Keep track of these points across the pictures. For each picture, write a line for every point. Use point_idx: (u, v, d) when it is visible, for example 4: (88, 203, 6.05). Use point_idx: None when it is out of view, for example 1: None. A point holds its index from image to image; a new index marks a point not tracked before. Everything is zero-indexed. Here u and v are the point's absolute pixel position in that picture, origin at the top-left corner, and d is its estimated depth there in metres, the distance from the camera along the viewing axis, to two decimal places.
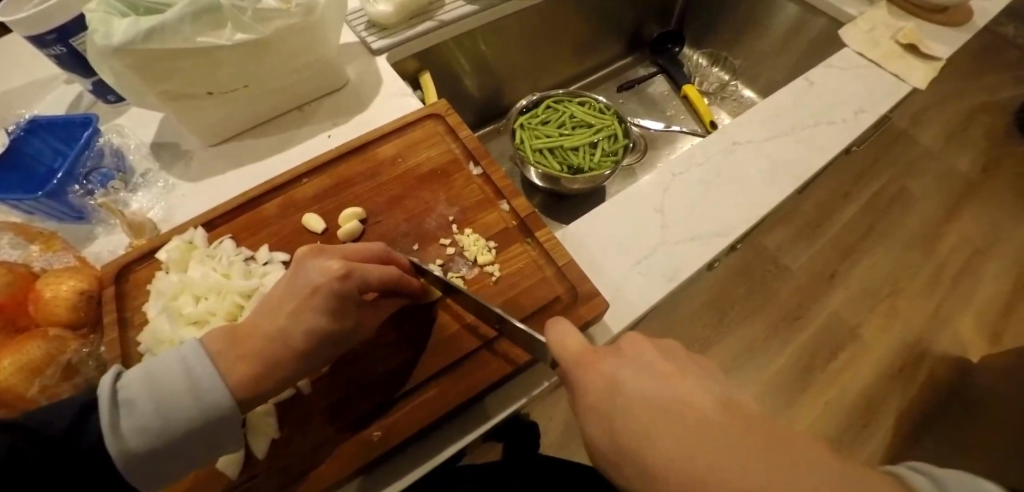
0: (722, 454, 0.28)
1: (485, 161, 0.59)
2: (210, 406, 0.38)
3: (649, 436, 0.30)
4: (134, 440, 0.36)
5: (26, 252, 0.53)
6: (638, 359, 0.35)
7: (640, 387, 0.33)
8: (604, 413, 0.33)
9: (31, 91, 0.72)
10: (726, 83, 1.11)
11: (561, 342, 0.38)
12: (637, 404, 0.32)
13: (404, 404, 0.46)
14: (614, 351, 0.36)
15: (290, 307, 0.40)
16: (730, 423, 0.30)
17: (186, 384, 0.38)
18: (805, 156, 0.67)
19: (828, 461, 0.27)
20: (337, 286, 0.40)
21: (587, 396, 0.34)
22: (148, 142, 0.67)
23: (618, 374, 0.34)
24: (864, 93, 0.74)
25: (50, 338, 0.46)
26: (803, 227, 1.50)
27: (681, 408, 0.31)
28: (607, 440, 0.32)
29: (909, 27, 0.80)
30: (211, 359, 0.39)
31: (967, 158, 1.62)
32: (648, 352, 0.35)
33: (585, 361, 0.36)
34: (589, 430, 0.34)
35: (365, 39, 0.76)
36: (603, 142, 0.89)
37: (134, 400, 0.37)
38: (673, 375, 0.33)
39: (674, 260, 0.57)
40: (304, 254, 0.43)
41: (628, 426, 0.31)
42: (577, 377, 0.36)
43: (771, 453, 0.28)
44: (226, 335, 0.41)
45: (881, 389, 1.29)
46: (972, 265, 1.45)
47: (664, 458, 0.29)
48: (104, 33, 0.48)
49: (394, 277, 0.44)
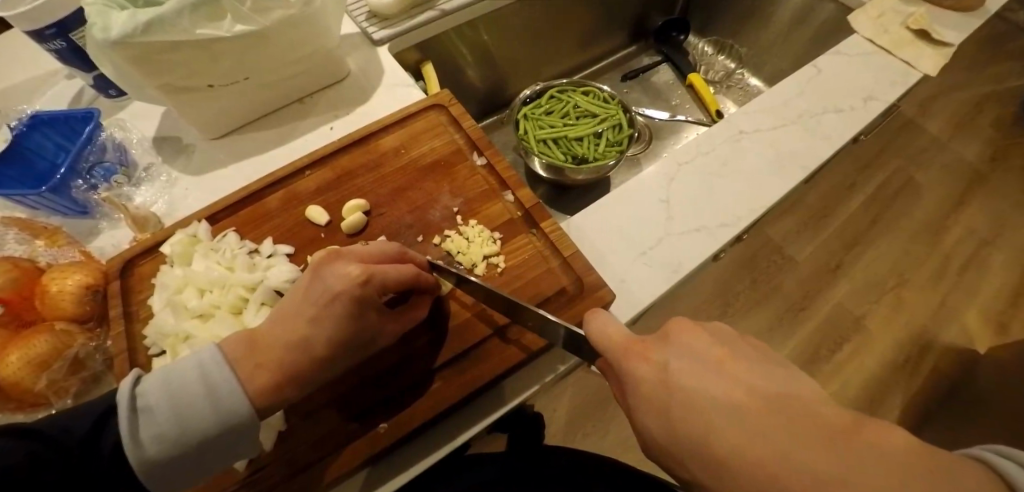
0: (802, 443, 0.27)
1: (489, 151, 0.58)
2: (228, 410, 0.37)
3: (715, 427, 0.29)
4: (152, 447, 0.36)
5: (30, 246, 0.53)
6: (688, 346, 0.34)
7: (695, 376, 0.32)
8: (654, 407, 0.32)
9: (33, 86, 0.72)
10: (732, 72, 1.10)
11: (603, 335, 0.37)
12: (694, 394, 0.31)
13: (410, 396, 0.46)
14: (662, 340, 0.35)
15: (310, 313, 0.40)
16: (804, 413, 0.29)
17: (203, 391, 0.37)
18: (812, 145, 0.66)
19: (912, 454, 0.26)
20: (358, 291, 0.40)
21: (638, 389, 0.34)
22: (150, 136, 0.66)
23: (672, 363, 0.33)
24: (874, 81, 0.73)
25: (57, 332, 0.46)
26: (809, 217, 1.49)
27: (748, 397, 0.30)
28: (660, 430, 0.32)
29: (920, 12, 0.78)
30: (230, 367, 0.39)
31: (975, 146, 1.60)
32: (699, 339, 0.34)
33: (631, 352, 0.35)
34: (644, 425, 0.33)
35: (366, 29, 0.75)
36: (607, 132, 0.89)
37: (153, 407, 0.37)
38: (729, 362, 0.33)
39: (680, 252, 0.56)
40: (319, 260, 0.42)
41: (687, 418, 0.31)
42: (625, 369, 0.35)
43: (848, 449, 0.26)
44: (245, 340, 0.40)
45: (886, 380, 1.28)
46: (980, 255, 1.44)
47: (736, 450, 0.28)
48: (102, 27, 0.48)
49: (411, 276, 0.44)
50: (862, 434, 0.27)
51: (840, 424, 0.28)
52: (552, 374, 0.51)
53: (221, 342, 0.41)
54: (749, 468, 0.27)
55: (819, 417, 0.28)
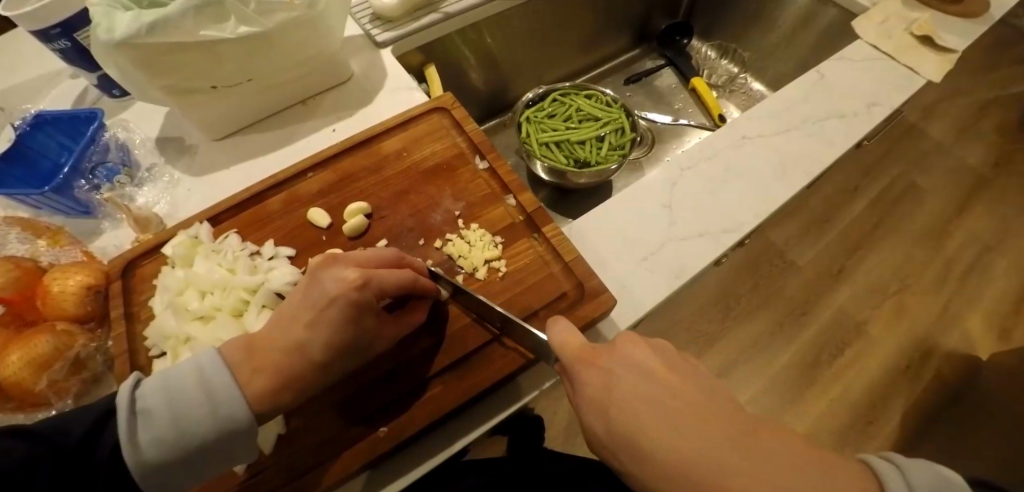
0: (723, 451, 0.30)
1: (491, 155, 0.58)
2: (227, 414, 0.37)
3: (651, 433, 0.31)
4: (150, 450, 0.36)
5: (32, 246, 0.53)
6: (633, 356, 0.35)
7: (638, 387, 0.33)
8: (598, 410, 0.34)
9: (37, 85, 0.72)
10: (735, 76, 1.09)
11: (561, 342, 0.38)
12: (634, 401, 0.33)
13: (410, 400, 0.46)
14: (610, 348, 0.36)
15: (306, 318, 0.40)
16: (728, 425, 0.31)
17: (202, 394, 0.37)
18: (815, 151, 0.66)
19: (800, 454, 0.30)
20: (355, 296, 0.40)
21: (586, 394, 0.35)
22: (153, 136, 0.66)
23: (618, 372, 0.34)
24: (878, 87, 0.73)
25: (59, 332, 0.46)
26: (811, 222, 1.48)
27: (681, 408, 0.32)
28: (602, 430, 0.34)
29: (924, 18, 0.78)
30: (229, 372, 0.39)
31: (979, 151, 1.60)
32: (643, 350, 0.36)
33: (583, 360, 0.36)
34: (589, 425, 0.35)
35: (370, 31, 0.75)
36: (610, 136, 0.88)
37: (151, 410, 0.37)
38: (668, 374, 0.34)
39: (681, 257, 0.56)
40: (317, 264, 0.42)
41: (626, 423, 0.32)
42: (576, 375, 0.36)
43: (758, 454, 0.30)
44: (243, 345, 0.40)
45: (888, 385, 1.28)
46: (983, 261, 1.43)
47: (663, 454, 0.31)
48: (106, 28, 0.48)
49: (410, 281, 0.44)
50: (771, 444, 0.30)
51: (754, 431, 0.31)
52: (551, 381, 0.51)
53: (220, 346, 0.41)
54: (675, 471, 0.30)
55: (739, 428, 0.31)
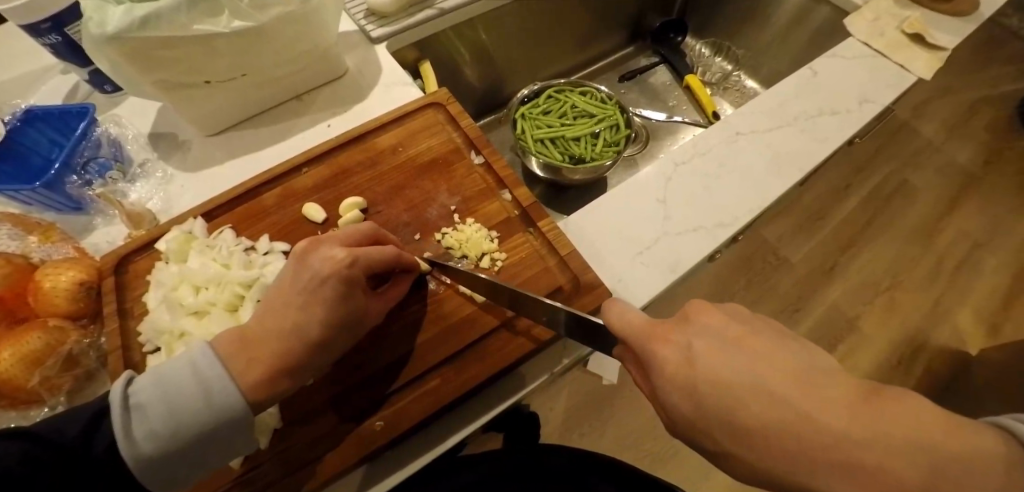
0: (836, 418, 0.27)
1: (487, 150, 0.58)
2: (222, 406, 0.37)
3: (748, 404, 0.29)
4: (146, 444, 0.36)
5: (24, 242, 0.52)
6: (709, 327, 0.33)
7: (721, 357, 0.31)
8: (679, 388, 0.32)
9: (27, 81, 0.72)
10: (729, 74, 1.10)
11: (623, 322, 0.37)
12: (721, 372, 0.31)
13: (408, 392, 0.46)
14: (681, 322, 0.34)
15: (300, 300, 0.40)
16: (833, 388, 0.29)
17: (195, 387, 0.37)
18: (807, 147, 0.66)
19: (927, 414, 0.28)
20: (345, 273, 0.40)
21: (662, 371, 0.33)
22: (146, 132, 0.66)
23: (695, 344, 0.32)
24: (869, 83, 0.73)
25: (50, 329, 0.45)
26: (804, 219, 1.50)
27: (778, 374, 0.30)
28: (687, 408, 0.31)
29: (915, 16, 0.79)
30: (222, 363, 0.38)
31: (968, 149, 1.62)
32: (715, 318, 0.34)
33: (653, 338, 0.34)
34: (668, 404, 0.33)
35: (364, 27, 0.75)
36: (605, 132, 0.89)
37: (145, 405, 0.37)
38: (752, 341, 0.32)
39: (675, 252, 0.57)
40: (303, 247, 0.42)
41: (717, 396, 0.30)
42: (649, 351, 0.34)
43: (878, 416, 0.27)
44: (237, 338, 0.40)
45: (880, 379, 1.29)
46: (973, 257, 1.45)
47: (768, 426, 0.29)
48: (99, 21, 0.47)
49: (394, 257, 0.45)
50: (886, 403, 0.28)
51: (865, 391, 0.29)
52: (548, 373, 0.51)
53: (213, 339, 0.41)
54: (783, 444, 0.28)
55: (846, 391, 0.29)
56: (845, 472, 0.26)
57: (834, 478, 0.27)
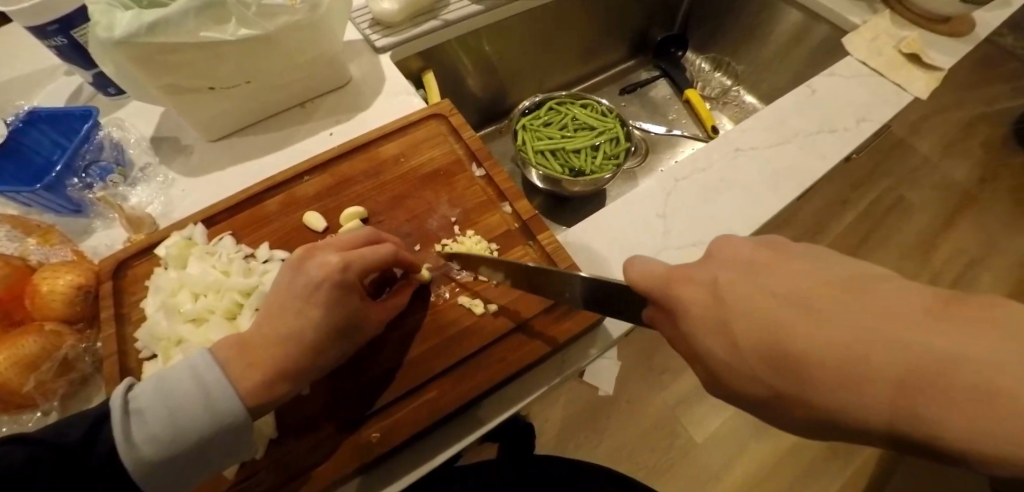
0: (885, 326, 0.23)
1: (488, 162, 0.59)
2: (220, 410, 0.37)
3: (790, 325, 0.26)
4: (147, 447, 0.36)
5: (22, 244, 0.52)
6: (732, 258, 0.31)
7: (752, 281, 0.28)
8: (709, 327, 0.29)
9: (30, 82, 0.72)
10: (728, 89, 1.11)
11: (643, 270, 0.34)
12: (750, 299, 0.28)
13: (402, 404, 0.46)
14: (705, 261, 0.32)
15: (296, 304, 0.40)
16: (887, 296, 0.25)
17: (194, 392, 0.37)
18: (806, 164, 0.67)
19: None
20: (342, 276, 0.41)
21: (689, 313, 0.31)
22: (148, 136, 0.66)
23: (720, 278, 0.30)
24: (867, 102, 0.74)
25: (46, 333, 0.45)
26: (801, 234, 1.51)
27: (816, 292, 0.26)
28: (720, 347, 0.29)
29: (912, 36, 0.80)
30: (219, 367, 0.38)
31: (964, 166, 1.63)
32: (744, 249, 0.31)
33: (675, 280, 0.32)
34: (702, 346, 0.30)
35: (369, 37, 0.76)
36: (605, 145, 0.89)
37: (144, 409, 0.37)
38: (785, 262, 0.29)
39: (676, 266, 0.57)
40: (299, 255, 0.43)
41: (753, 321, 0.27)
42: (671, 296, 0.32)
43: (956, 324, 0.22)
44: (236, 342, 0.40)
45: None
46: (967, 274, 1.46)
47: (808, 352, 0.25)
48: (106, 26, 0.48)
49: (391, 255, 0.44)
50: (959, 308, 0.23)
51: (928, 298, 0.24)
52: (546, 386, 0.51)
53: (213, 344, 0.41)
54: (827, 365, 0.24)
55: (907, 295, 0.24)
56: (919, 381, 0.22)
57: (906, 395, 0.22)
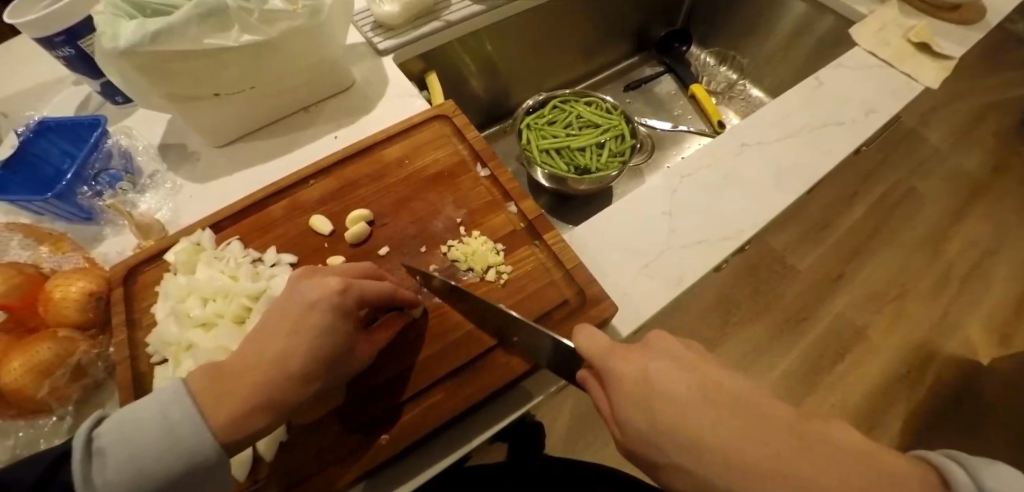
0: (764, 440, 0.28)
1: (492, 163, 0.59)
2: (191, 450, 0.36)
3: (694, 418, 0.30)
4: (107, 491, 0.35)
5: (35, 252, 0.53)
6: (666, 350, 0.35)
7: (674, 375, 0.32)
8: (632, 403, 0.32)
9: (39, 92, 0.73)
10: (734, 83, 1.10)
11: (587, 340, 0.38)
12: (671, 389, 0.31)
13: (410, 409, 0.46)
14: (641, 345, 0.36)
15: (286, 327, 0.39)
16: (773, 411, 0.29)
17: (163, 431, 0.36)
18: (813, 158, 0.66)
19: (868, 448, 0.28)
20: (337, 300, 0.40)
21: (616, 385, 0.34)
22: (156, 143, 0.67)
23: (652, 363, 0.33)
24: (876, 93, 0.73)
25: (59, 339, 0.46)
26: (810, 228, 1.49)
27: (722, 396, 0.30)
28: (638, 423, 0.32)
29: (921, 25, 0.79)
30: (190, 402, 0.37)
31: (976, 156, 1.61)
32: (674, 345, 0.35)
33: (614, 354, 0.36)
34: (619, 414, 0.33)
35: (372, 39, 0.76)
36: (610, 142, 0.89)
37: (107, 449, 0.36)
38: (708, 367, 0.33)
39: (681, 265, 0.57)
40: (298, 275, 0.43)
41: (666, 407, 0.31)
42: (608, 367, 0.35)
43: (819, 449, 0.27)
44: (211, 375, 0.39)
45: (888, 390, 1.28)
46: (981, 266, 1.44)
47: (705, 442, 0.29)
48: (111, 36, 0.48)
49: (389, 290, 0.45)
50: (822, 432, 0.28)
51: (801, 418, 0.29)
52: (550, 389, 0.51)
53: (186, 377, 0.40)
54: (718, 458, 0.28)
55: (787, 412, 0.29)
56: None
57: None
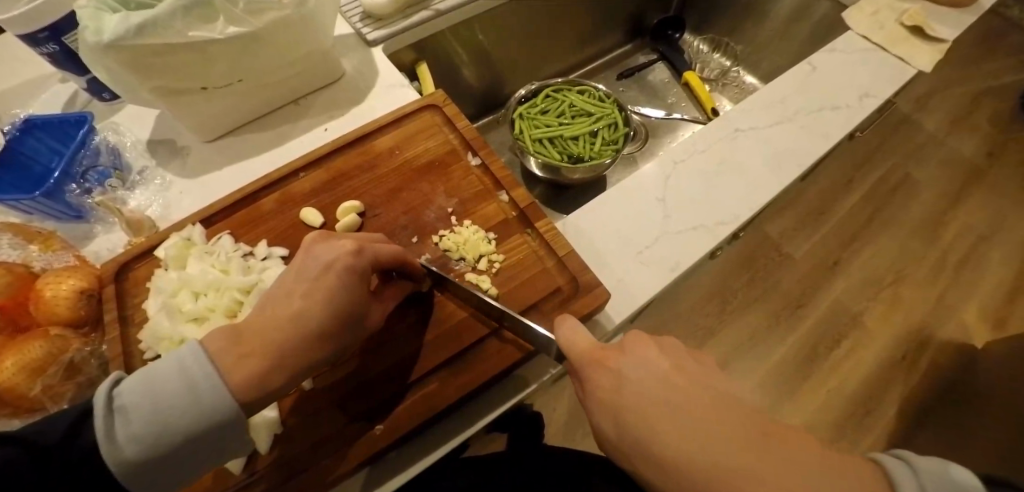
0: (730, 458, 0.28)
1: (484, 151, 0.58)
2: (210, 408, 0.36)
3: (661, 434, 0.30)
4: (130, 447, 0.35)
5: (25, 252, 0.53)
6: (643, 358, 0.34)
7: (649, 390, 0.32)
8: (608, 412, 0.33)
9: (26, 90, 0.72)
10: (728, 69, 1.09)
11: (568, 341, 0.37)
12: (647, 403, 0.31)
13: (404, 397, 0.46)
14: (618, 348, 0.35)
15: (303, 288, 0.39)
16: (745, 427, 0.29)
17: (183, 387, 0.36)
18: (807, 143, 0.66)
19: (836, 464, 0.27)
20: (351, 261, 0.40)
21: (595, 396, 0.34)
22: (145, 139, 0.66)
23: (628, 372, 0.33)
24: (869, 77, 0.73)
25: (52, 338, 0.46)
26: (806, 215, 1.49)
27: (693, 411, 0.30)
28: (613, 433, 0.32)
29: (915, 8, 0.78)
30: (208, 359, 0.37)
31: (971, 141, 1.61)
32: (650, 351, 0.34)
33: (592, 359, 0.35)
34: (597, 425, 0.33)
35: (361, 30, 0.75)
36: (603, 131, 0.88)
37: (128, 407, 0.35)
38: (683, 375, 0.32)
39: (675, 250, 0.57)
40: (313, 238, 0.42)
41: (639, 424, 0.31)
42: (586, 374, 0.35)
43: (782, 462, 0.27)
44: (227, 333, 0.38)
45: (884, 374, 1.28)
46: (976, 250, 1.44)
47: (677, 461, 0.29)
48: (95, 29, 0.47)
49: (399, 255, 0.45)
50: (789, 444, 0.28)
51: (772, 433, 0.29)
52: (544, 377, 0.51)
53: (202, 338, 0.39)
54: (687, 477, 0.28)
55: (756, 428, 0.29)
56: None
57: None
